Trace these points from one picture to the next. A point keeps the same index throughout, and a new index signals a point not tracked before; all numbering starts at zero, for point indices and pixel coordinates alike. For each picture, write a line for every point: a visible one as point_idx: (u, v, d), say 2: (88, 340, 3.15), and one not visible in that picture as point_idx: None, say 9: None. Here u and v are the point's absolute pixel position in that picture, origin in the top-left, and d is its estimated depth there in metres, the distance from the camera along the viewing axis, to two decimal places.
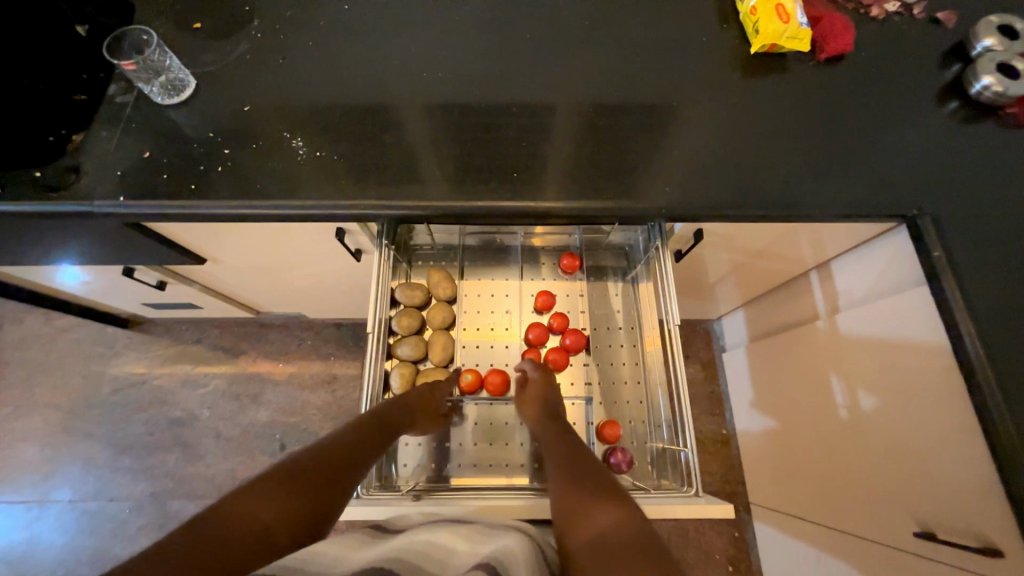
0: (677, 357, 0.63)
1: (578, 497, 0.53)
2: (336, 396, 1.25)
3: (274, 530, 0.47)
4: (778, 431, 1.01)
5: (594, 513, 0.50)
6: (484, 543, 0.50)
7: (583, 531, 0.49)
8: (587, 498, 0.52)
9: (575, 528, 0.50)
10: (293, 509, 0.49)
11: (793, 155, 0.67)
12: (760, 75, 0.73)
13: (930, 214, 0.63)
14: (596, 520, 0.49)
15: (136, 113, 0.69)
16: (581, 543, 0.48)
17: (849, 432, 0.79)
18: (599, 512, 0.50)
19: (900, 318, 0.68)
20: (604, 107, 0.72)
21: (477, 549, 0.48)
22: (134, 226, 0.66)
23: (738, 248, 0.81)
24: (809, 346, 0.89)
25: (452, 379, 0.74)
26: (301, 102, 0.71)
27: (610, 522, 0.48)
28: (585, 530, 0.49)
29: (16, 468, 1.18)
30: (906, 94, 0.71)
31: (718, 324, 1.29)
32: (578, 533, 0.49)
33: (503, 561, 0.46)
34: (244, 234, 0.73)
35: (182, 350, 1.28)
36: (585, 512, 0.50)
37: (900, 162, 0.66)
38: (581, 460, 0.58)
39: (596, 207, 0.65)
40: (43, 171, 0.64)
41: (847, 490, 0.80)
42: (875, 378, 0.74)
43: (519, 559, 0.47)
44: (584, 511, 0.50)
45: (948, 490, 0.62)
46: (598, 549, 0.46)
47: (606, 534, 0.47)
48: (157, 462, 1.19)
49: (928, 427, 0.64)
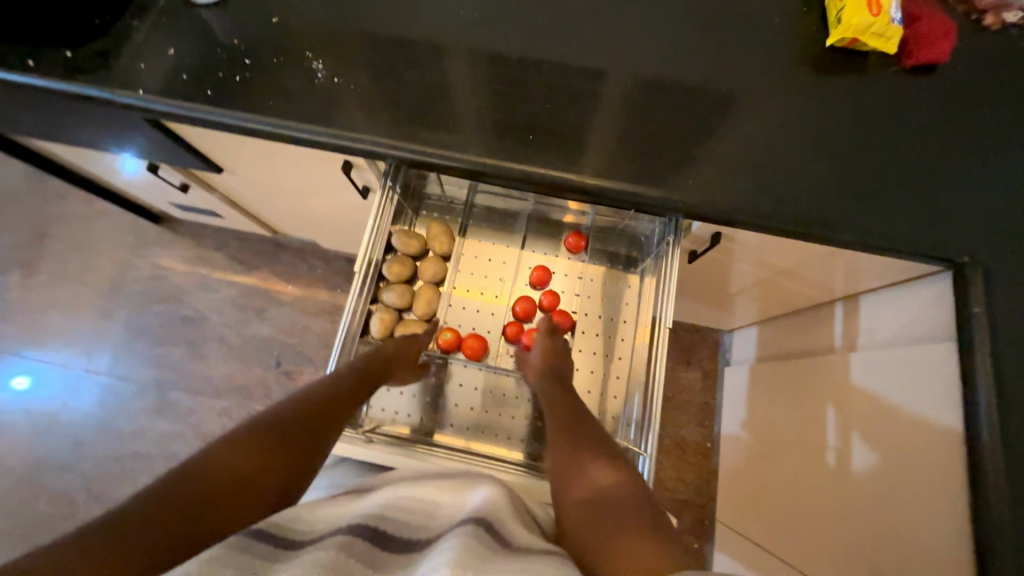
0: (661, 358, 0.61)
1: (574, 460, 0.58)
2: (335, 327, 1.29)
3: (257, 488, 0.49)
4: (761, 457, 0.97)
5: (590, 476, 0.56)
6: (470, 495, 0.54)
7: (580, 488, 0.56)
8: (586, 460, 0.58)
9: (570, 484, 0.57)
10: (272, 469, 0.51)
11: (841, 170, 0.60)
12: (831, 73, 0.65)
13: (982, 265, 0.56)
14: (592, 482, 0.55)
15: (169, 7, 0.68)
16: (577, 499, 0.55)
17: (832, 474, 0.75)
18: (595, 476, 0.56)
19: (916, 370, 0.62)
20: (645, 81, 0.66)
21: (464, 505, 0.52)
22: (153, 122, 0.66)
23: (758, 261, 0.75)
24: (815, 378, 0.84)
25: (429, 334, 0.74)
26: (331, 23, 0.68)
27: (605, 485, 0.55)
28: (581, 488, 0.55)
29: (42, 331, 1.29)
30: (997, 124, 0.61)
31: (728, 336, 1.23)
32: (575, 488, 0.56)
33: (495, 515, 0.49)
34: (256, 151, 0.72)
35: (202, 254, 1.33)
36: (582, 473, 0.57)
37: (963, 200, 0.58)
38: (580, 423, 0.63)
39: (609, 188, 0.60)
40: (74, 52, 0.64)
41: (813, 529, 0.77)
42: (874, 425, 0.69)
43: (507, 514, 0.50)
44: (581, 472, 0.57)
45: (915, 555, 0.59)
46: (594, 507, 0.53)
47: (600, 497, 0.54)
48: (164, 353, 1.27)
49: (914, 489, 0.60)
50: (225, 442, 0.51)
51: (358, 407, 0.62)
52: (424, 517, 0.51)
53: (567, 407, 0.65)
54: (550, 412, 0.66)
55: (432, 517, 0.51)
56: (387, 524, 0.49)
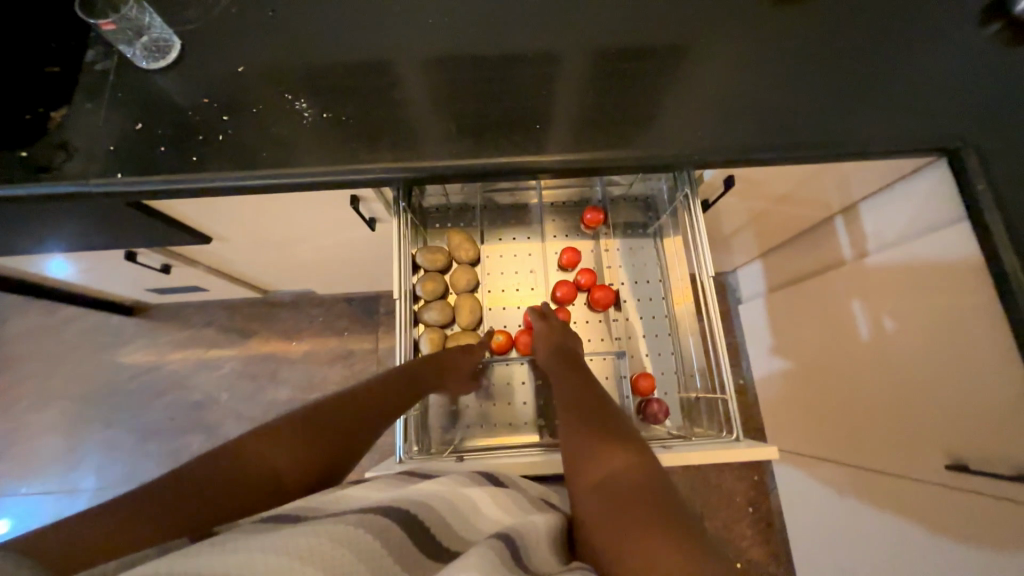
0: (710, 307, 0.62)
1: (589, 440, 0.53)
2: (353, 371, 1.24)
3: (286, 477, 0.47)
4: (801, 379, 1.01)
5: (604, 459, 0.50)
6: (513, 514, 0.48)
7: (592, 471, 0.50)
8: (600, 443, 0.53)
9: (582, 469, 0.51)
10: (305, 460, 0.49)
11: (827, 88, 0.63)
12: (790, 3, 0.68)
13: (974, 143, 0.60)
14: (605, 464, 0.50)
15: (120, 80, 0.64)
16: (588, 482, 0.49)
17: (880, 373, 0.79)
18: (609, 458, 0.50)
19: (936, 254, 0.66)
20: (624, 48, 0.67)
21: (505, 519, 0.47)
22: (137, 206, 0.61)
23: (765, 195, 0.78)
24: (836, 291, 0.88)
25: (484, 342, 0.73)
26: (299, 59, 0.66)
27: (619, 467, 0.49)
28: (593, 471, 0.49)
29: (38, 461, 1.18)
30: (946, 16, 0.66)
31: (733, 276, 1.28)
32: (586, 473, 0.50)
33: (524, 534, 0.44)
34: (252, 209, 0.69)
35: (193, 334, 1.26)
36: (596, 454, 0.51)
37: (941, 90, 0.63)
38: (594, 407, 0.58)
39: (624, 156, 0.61)
40: (29, 151, 0.59)
41: (877, 428, 0.81)
42: (906, 316, 0.73)
43: (540, 534, 0.46)
44: (595, 454, 0.51)
45: (981, 417, 0.62)
46: (607, 491, 0.47)
47: (613, 479, 0.47)
48: (180, 446, 1.20)
49: (963, 355, 0.64)
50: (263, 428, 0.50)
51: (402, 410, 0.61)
52: (462, 523, 0.46)
53: (583, 394, 0.61)
54: (561, 401, 0.61)
55: (472, 528, 0.46)
56: (433, 522, 0.44)
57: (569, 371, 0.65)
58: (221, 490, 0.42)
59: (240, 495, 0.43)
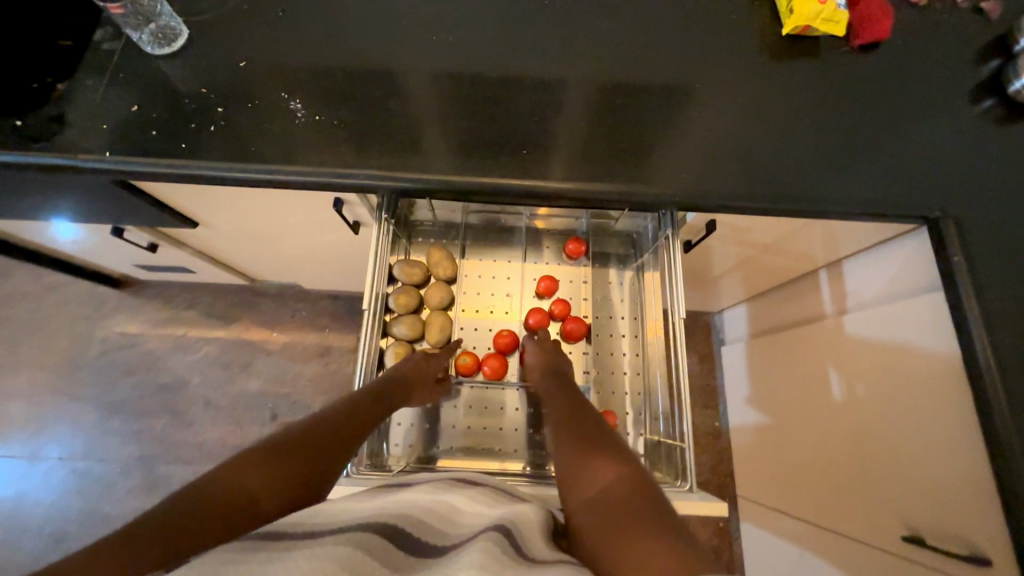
0: (678, 348, 0.62)
1: (580, 456, 0.54)
2: (329, 369, 1.24)
3: (262, 499, 0.46)
4: (772, 429, 1.01)
5: (596, 474, 0.51)
6: (497, 508, 0.49)
7: (586, 488, 0.51)
8: (590, 457, 0.54)
9: (575, 485, 0.52)
10: (277, 484, 0.47)
11: (816, 146, 0.64)
12: (789, 58, 0.69)
13: (954, 217, 0.60)
14: (597, 479, 0.51)
15: (124, 62, 0.65)
16: (583, 499, 0.50)
17: (846, 435, 0.79)
18: (600, 472, 0.51)
19: (910, 323, 0.66)
20: (621, 84, 0.68)
21: (489, 513, 0.48)
22: (123, 184, 0.62)
23: (748, 242, 0.78)
24: (814, 345, 0.88)
25: (445, 354, 0.73)
26: (301, 61, 0.67)
27: (610, 481, 0.50)
28: (586, 488, 0.51)
29: (2, 425, 1.18)
30: (940, 89, 0.67)
31: (719, 317, 1.28)
32: (580, 490, 0.51)
33: (517, 524, 0.45)
34: (237, 200, 0.70)
35: (175, 314, 1.26)
36: (588, 470, 0.52)
37: (928, 160, 0.63)
38: (584, 423, 0.59)
39: (609, 191, 0.61)
40: (24, 120, 0.60)
41: (838, 490, 0.80)
42: (876, 381, 0.73)
43: (532, 524, 0.47)
44: (588, 470, 0.52)
45: (940, 491, 0.63)
46: (601, 507, 0.48)
47: (605, 494, 0.49)
48: (144, 427, 1.19)
49: (927, 427, 0.64)
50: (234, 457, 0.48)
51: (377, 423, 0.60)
52: (446, 524, 0.47)
53: (569, 410, 0.62)
54: (553, 417, 0.62)
55: (456, 524, 0.47)
56: (412, 527, 0.45)
57: (559, 386, 0.66)
58: (186, 525, 0.40)
59: (211, 525, 0.42)
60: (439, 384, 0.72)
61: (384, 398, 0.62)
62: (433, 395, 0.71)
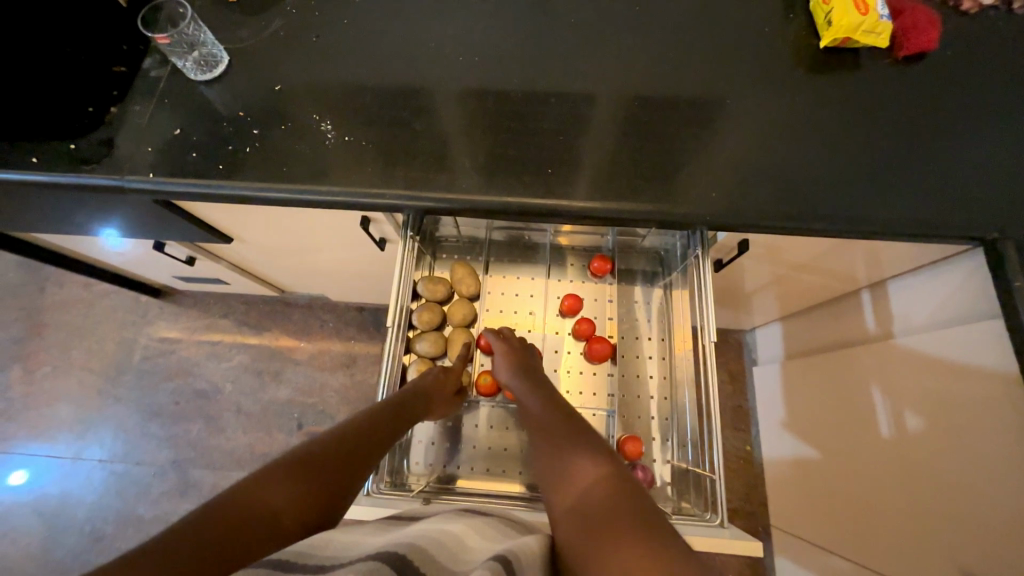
0: (710, 371, 0.59)
1: (555, 460, 0.56)
2: (354, 380, 1.26)
3: (284, 516, 0.46)
4: (810, 457, 0.95)
5: (570, 477, 0.53)
6: (501, 542, 0.48)
7: (565, 497, 0.51)
8: (562, 463, 0.55)
9: (552, 494, 0.53)
10: (303, 498, 0.48)
11: (856, 162, 0.61)
12: (828, 72, 0.66)
13: (1013, 238, 0.56)
14: (573, 483, 0.52)
15: (169, 87, 0.69)
16: (561, 504, 0.51)
17: (893, 471, 0.74)
18: (578, 477, 0.52)
19: (966, 350, 0.62)
20: (648, 101, 0.67)
21: (493, 546, 0.47)
22: (163, 203, 0.66)
23: (783, 262, 0.75)
24: (857, 369, 0.83)
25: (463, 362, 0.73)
26: (331, 82, 0.69)
27: (588, 484, 0.51)
28: (566, 495, 0.51)
29: (51, 426, 1.24)
30: (995, 101, 0.63)
31: (751, 335, 1.24)
32: (559, 500, 0.52)
33: (519, 556, 0.44)
34: (270, 217, 0.72)
35: (210, 323, 1.31)
36: (567, 476, 0.53)
37: (983, 176, 0.59)
38: (562, 421, 0.60)
39: (636, 211, 0.60)
40: (77, 143, 0.64)
41: (884, 530, 0.75)
42: (927, 411, 0.68)
43: (535, 559, 0.45)
44: (562, 475, 0.54)
45: (1003, 538, 0.57)
46: (580, 513, 0.48)
47: (585, 502, 0.49)
48: (180, 431, 1.23)
49: (983, 465, 0.60)
50: (255, 473, 0.48)
51: (396, 438, 0.60)
52: (451, 557, 0.45)
53: (546, 412, 0.62)
54: (530, 419, 0.63)
55: (462, 560, 0.45)
56: (425, 558, 0.43)
57: (529, 383, 0.65)
58: (212, 532, 0.41)
59: (239, 535, 0.42)
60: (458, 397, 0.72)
61: (407, 416, 0.61)
62: (453, 406, 0.70)
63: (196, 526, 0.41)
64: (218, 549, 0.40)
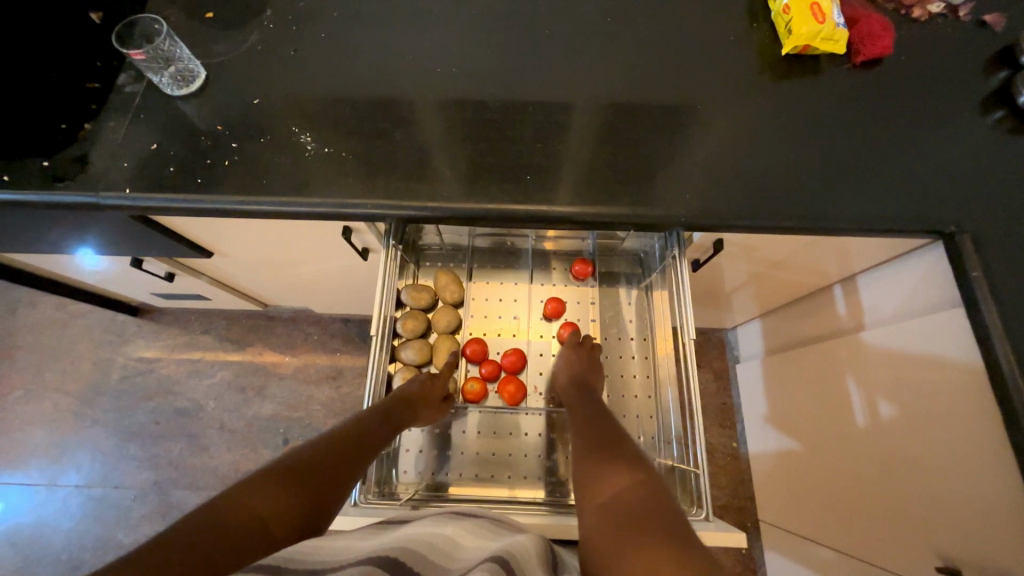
0: (691, 367, 0.61)
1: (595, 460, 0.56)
2: (340, 393, 1.25)
3: (270, 524, 0.45)
4: (793, 450, 0.97)
5: (610, 478, 0.53)
6: (496, 540, 0.48)
7: (599, 495, 0.52)
8: (602, 464, 0.55)
9: (587, 492, 0.53)
10: (290, 505, 0.47)
11: (822, 163, 0.63)
12: (792, 77, 0.69)
13: (970, 230, 0.59)
14: (612, 485, 0.52)
15: (145, 103, 0.68)
16: (595, 504, 0.51)
17: (870, 458, 0.76)
18: (614, 479, 0.52)
19: (933, 338, 0.64)
20: (623, 108, 0.69)
21: (487, 545, 0.47)
22: (140, 218, 0.65)
23: (758, 260, 0.77)
24: (832, 361, 0.86)
25: (450, 367, 0.73)
26: (311, 95, 0.69)
27: (623, 487, 0.51)
28: (599, 494, 0.52)
29: (24, 452, 1.20)
30: (947, 102, 0.67)
31: (733, 333, 1.26)
32: (592, 498, 0.52)
33: (514, 555, 0.44)
34: (251, 230, 0.72)
35: (191, 340, 1.29)
36: (601, 476, 0.53)
37: (939, 173, 0.62)
38: (603, 426, 0.60)
39: (614, 213, 0.62)
40: (50, 161, 0.63)
41: (864, 516, 0.77)
42: (900, 398, 0.71)
43: (532, 556, 0.45)
44: (599, 475, 0.54)
45: (975, 517, 0.60)
46: (613, 513, 0.49)
47: (620, 503, 0.50)
48: (160, 452, 1.20)
49: (954, 447, 0.62)
50: (240, 481, 0.48)
51: (383, 444, 0.59)
52: (444, 559, 0.45)
53: (592, 418, 0.62)
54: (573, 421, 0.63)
55: (454, 560, 0.46)
56: (416, 562, 0.44)
57: (579, 393, 0.66)
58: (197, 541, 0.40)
59: (224, 543, 0.41)
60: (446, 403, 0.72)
61: (394, 420, 0.61)
62: (441, 412, 0.70)
63: (180, 535, 0.40)
64: (207, 555, 0.40)
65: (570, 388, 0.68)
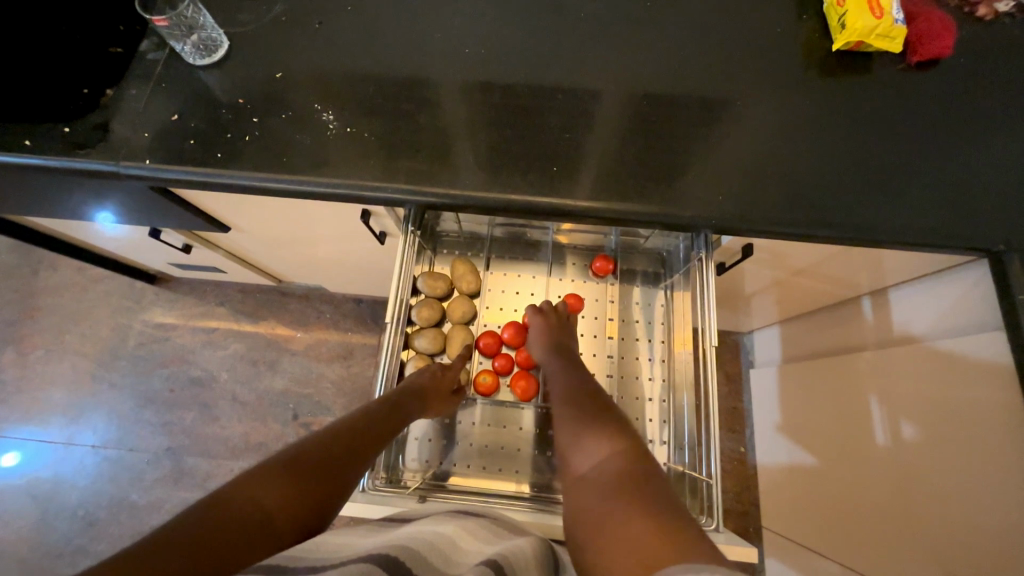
0: (711, 376, 0.59)
1: (578, 431, 0.57)
2: (351, 372, 1.26)
3: (275, 518, 0.45)
4: (805, 460, 0.96)
5: (591, 449, 0.55)
6: (496, 544, 0.47)
7: (582, 465, 0.54)
8: (583, 435, 0.56)
9: (574, 461, 0.55)
10: (295, 499, 0.47)
11: (865, 168, 0.60)
12: (841, 76, 0.65)
13: (1019, 251, 0.56)
14: (594, 456, 0.54)
15: (167, 71, 0.67)
16: (580, 474, 0.53)
17: (886, 478, 0.74)
18: (595, 449, 0.54)
19: (967, 361, 0.62)
20: (657, 100, 0.66)
21: (486, 548, 0.47)
22: (159, 189, 0.64)
23: (786, 267, 0.74)
24: (855, 374, 0.83)
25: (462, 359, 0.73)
26: (334, 72, 0.67)
27: (606, 457, 0.53)
28: (580, 464, 0.54)
29: (44, 410, 1.24)
30: (1007, 110, 0.62)
31: (749, 337, 1.24)
32: (576, 468, 0.54)
33: (510, 560, 0.44)
34: (269, 207, 0.71)
35: (206, 311, 1.30)
36: (580, 446, 0.56)
37: (990, 187, 0.59)
38: (586, 395, 0.62)
39: (640, 211, 0.59)
40: (71, 127, 0.62)
41: (874, 535, 0.76)
42: (924, 421, 0.68)
43: (528, 563, 0.44)
44: (582, 445, 0.56)
45: (991, 552, 0.58)
46: (594, 483, 0.51)
47: (600, 473, 0.51)
48: (174, 419, 1.23)
49: (978, 480, 0.59)
50: (247, 472, 0.47)
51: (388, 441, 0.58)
52: (443, 560, 0.45)
53: (573, 386, 0.63)
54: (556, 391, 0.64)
55: (453, 563, 0.45)
56: (417, 560, 0.43)
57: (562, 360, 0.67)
58: (201, 532, 0.40)
59: (228, 535, 0.41)
60: (455, 394, 0.71)
61: (399, 415, 0.61)
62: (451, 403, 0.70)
63: (184, 525, 0.40)
64: (214, 542, 0.39)
65: (551, 358, 0.68)
